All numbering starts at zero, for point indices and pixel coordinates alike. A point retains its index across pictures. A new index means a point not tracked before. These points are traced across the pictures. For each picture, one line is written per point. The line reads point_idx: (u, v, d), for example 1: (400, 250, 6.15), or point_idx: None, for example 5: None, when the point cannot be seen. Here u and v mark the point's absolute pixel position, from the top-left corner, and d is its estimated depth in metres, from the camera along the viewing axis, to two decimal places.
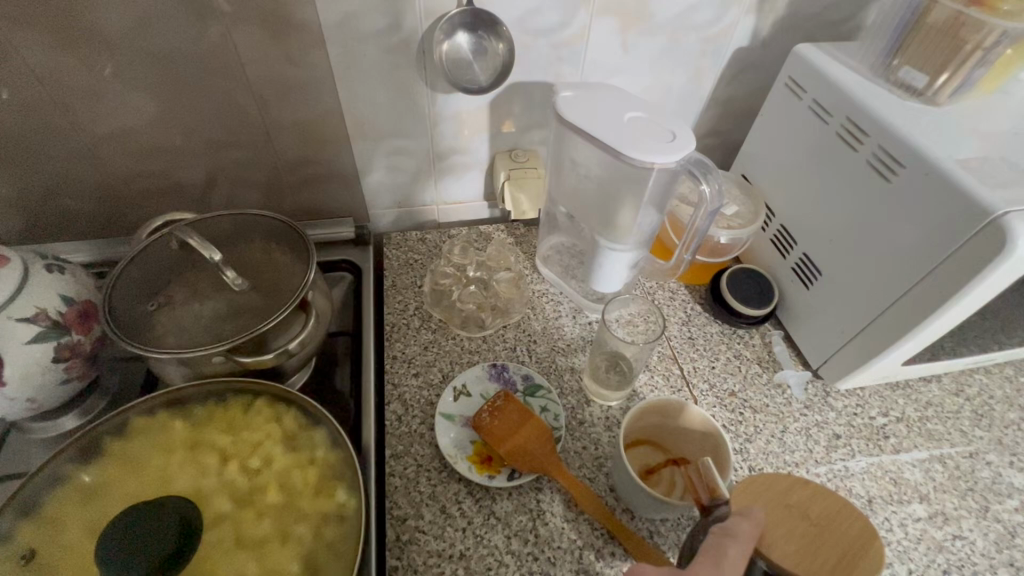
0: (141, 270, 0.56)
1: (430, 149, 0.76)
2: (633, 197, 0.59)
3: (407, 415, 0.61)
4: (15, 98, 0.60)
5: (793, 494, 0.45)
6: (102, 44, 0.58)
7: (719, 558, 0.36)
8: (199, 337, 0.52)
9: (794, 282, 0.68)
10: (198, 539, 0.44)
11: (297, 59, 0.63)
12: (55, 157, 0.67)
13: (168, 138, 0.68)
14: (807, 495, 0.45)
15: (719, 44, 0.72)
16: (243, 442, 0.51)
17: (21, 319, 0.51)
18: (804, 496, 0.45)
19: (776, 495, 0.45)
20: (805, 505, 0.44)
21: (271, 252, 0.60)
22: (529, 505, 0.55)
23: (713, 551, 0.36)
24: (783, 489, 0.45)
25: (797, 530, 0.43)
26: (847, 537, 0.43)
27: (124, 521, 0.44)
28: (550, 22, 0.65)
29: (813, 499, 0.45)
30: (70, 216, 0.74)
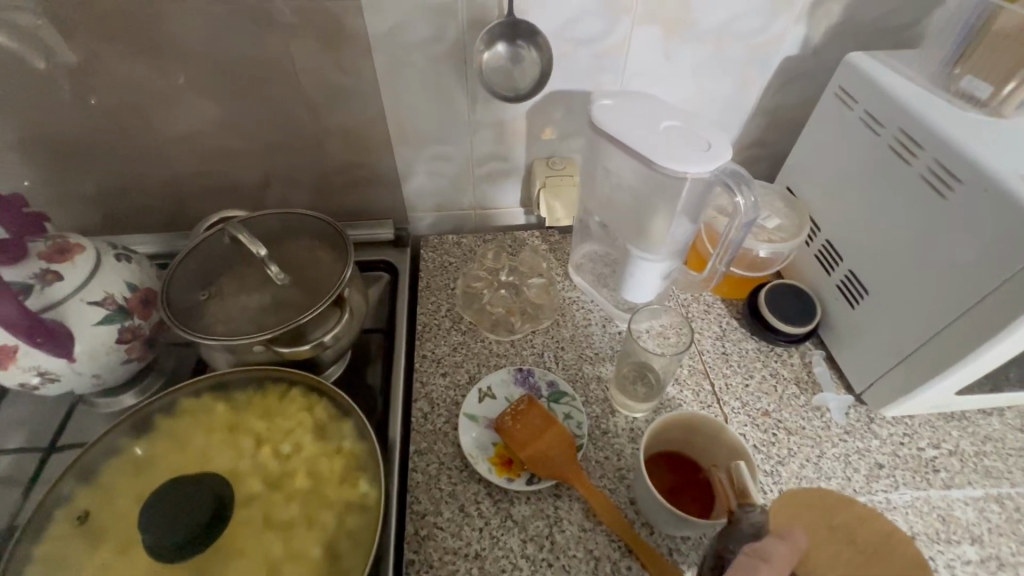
0: (198, 262, 0.60)
1: (469, 155, 0.78)
2: (666, 206, 0.58)
3: (433, 413, 0.62)
4: (99, 103, 0.67)
5: (838, 515, 0.43)
6: (175, 55, 0.63)
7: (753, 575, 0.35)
8: (244, 326, 0.55)
9: (838, 300, 0.65)
10: (230, 517, 0.47)
11: (347, 67, 0.66)
12: (130, 157, 0.73)
13: (229, 141, 0.73)
14: (853, 518, 0.42)
15: (765, 52, 0.70)
16: (277, 428, 0.53)
17: (91, 302, 0.56)
18: (851, 519, 0.42)
19: (819, 515, 0.43)
20: (852, 530, 0.42)
21: (314, 250, 0.63)
22: (547, 511, 0.55)
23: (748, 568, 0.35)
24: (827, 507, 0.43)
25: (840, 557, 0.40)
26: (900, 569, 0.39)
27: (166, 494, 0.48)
28: (590, 33, 0.66)
29: (860, 523, 0.42)
30: (142, 210, 0.80)
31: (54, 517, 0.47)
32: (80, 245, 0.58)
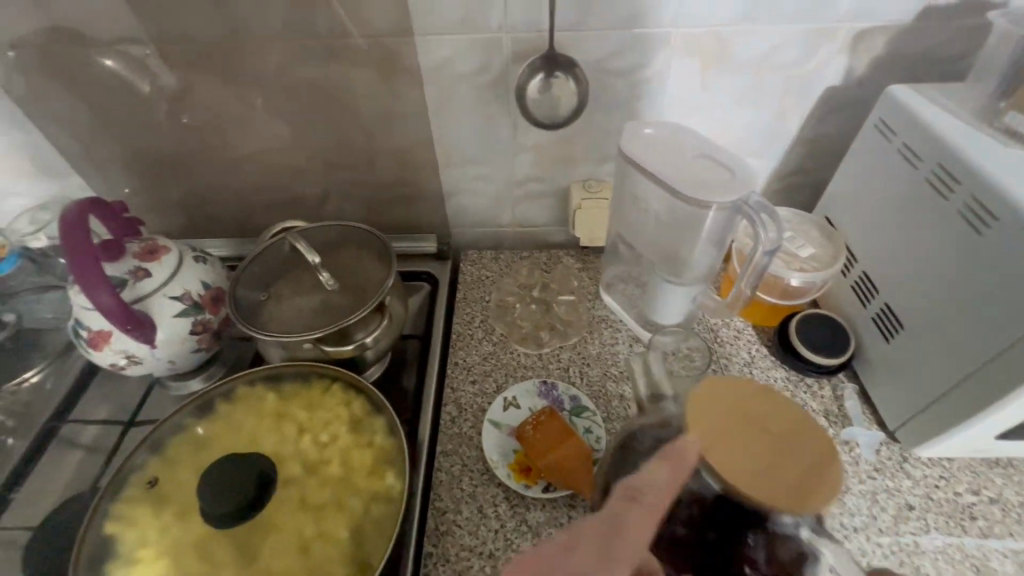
0: (261, 268, 0.68)
1: (509, 176, 0.82)
2: (690, 234, 0.60)
3: (460, 418, 0.66)
4: (190, 123, 0.77)
5: (754, 407, 0.41)
6: (255, 83, 0.72)
7: (607, 547, 0.32)
8: (296, 326, 0.62)
9: (873, 334, 0.64)
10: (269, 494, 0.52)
11: (401, 95, 0.73)
12: (211, 170, 0.83)
13: (294, 158, 0.82)
14: (767, 410, 0.41)
15: (806, 82, 0.71)
16: (317, 419, 0.58)
17: (172, 297, 0.65)
18: (766, 411, 0.41)
19: (738, 404, 0.41)
20: (766, 420, 0.40)
21: (362, 260, 0.69)
22: (561, 520, 0.57)
23: (604, 534, 0.32)
24: (748, 400, 0.42)
25: (744, 439, 0.38)
26: (801, 463, 0.37)
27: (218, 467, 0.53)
28: (627, 64, 0.69)
29: (773, 415, 0.41)
30: (218, 218, 0.90)
31: (129, 480, 0.54)
32: (167, 246, 0.67)
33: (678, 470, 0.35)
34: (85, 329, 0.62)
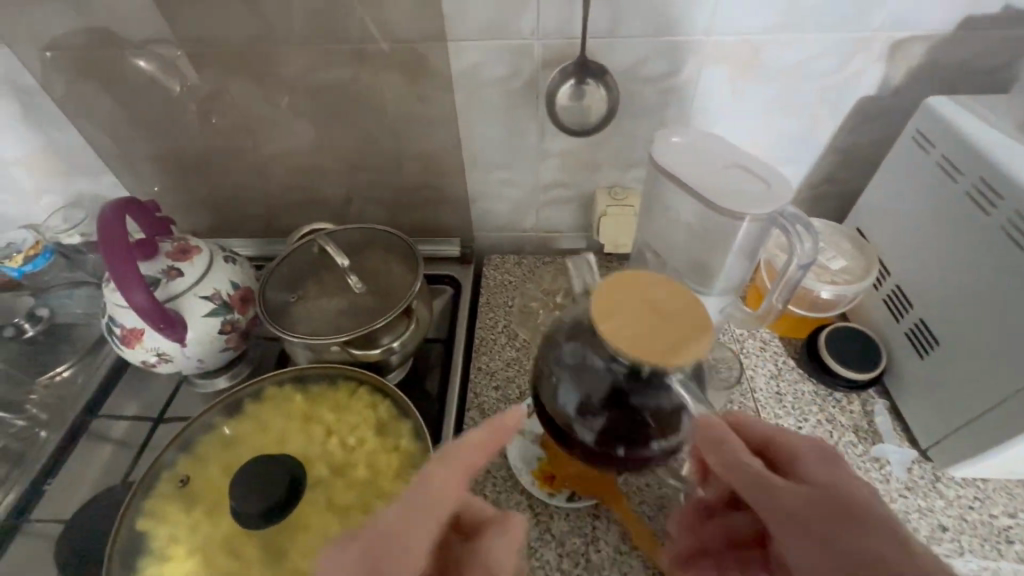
0: (289, 269, 0.69)
1: (534, 181, 0.82)
2: (722, 245, 0.59)
3: (483, 423, 0.66)
4: (221, 124, 0.78)
5: (653, 290, 0.46)
6: (287, 87, 0.73)
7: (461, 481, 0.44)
8: (323, 328, 0.63)
9: (907, 350, 0.63)
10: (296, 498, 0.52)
11: (430, 100, 0.73)
12: (239, 170, 0.84)
13: (321, 160, 0.82)
14: (664, 292, 0.45)
15: (839, 92, 0.70)
16: (344, 421, 0.58)
17: (203, 297, 0.66)
18: (662, 293, 0.45)
19: (638, 292, 0.45)
20: (661, 300, 0.45)
21: (388, 263, 0.70)
22: (584, 529, 0.57)
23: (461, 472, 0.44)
24: (647, 286, 0.46)
25: (632, 315, 0.43)
26: (677, 329, 0.43)
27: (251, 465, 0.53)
28: (658, 72, 0.68)
29: (668, 295, 0.45)
30: (243, 217, 0.92)
31: (160, 478, 0.54)
32: (198, 247, 0.68)
33: (499, 431, 0.48)
34: (118, 327, 0.63)
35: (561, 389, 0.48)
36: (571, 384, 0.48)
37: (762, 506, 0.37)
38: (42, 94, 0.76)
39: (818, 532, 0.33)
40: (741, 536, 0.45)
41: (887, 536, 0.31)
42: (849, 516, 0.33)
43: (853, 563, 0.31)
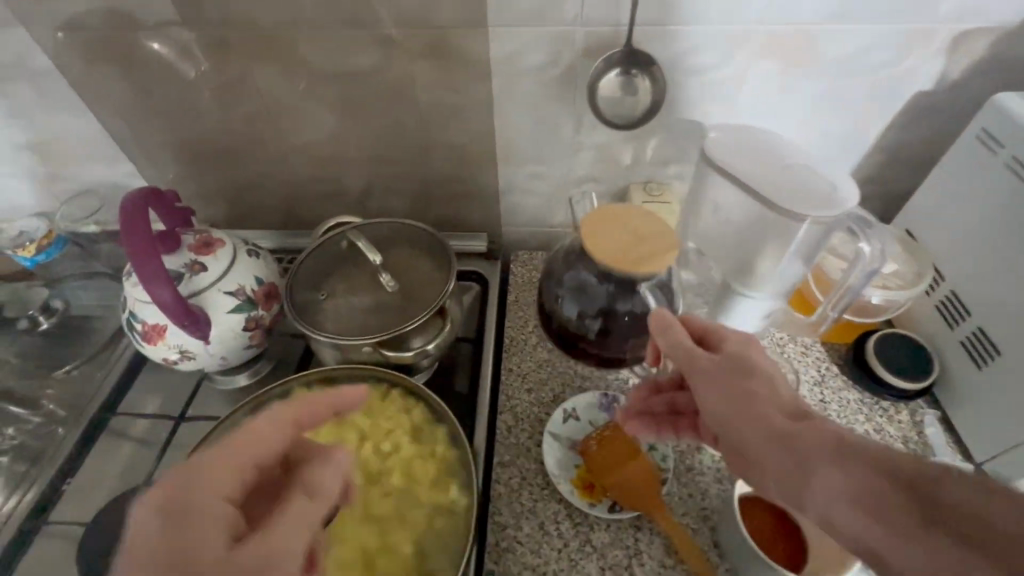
0: (316, 264, 0.66)
1: (566, 176, 0.79)
2: (775, 246, 0.55)
3: (517, 428, 0.64)
4: (242, 112, 0.75)
5: (631, 219, 0.63)
6: (313, 74, 0.69)
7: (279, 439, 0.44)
8: (353, 328, 0.61)
9: (963, 359, 0.60)
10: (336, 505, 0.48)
11: (462, 90, 0.70)
12: (258, 160, 0.81)
13: (344, 151, 0.79)
14: (639, 219, 0.63)
15: (895, 87, 0.66)
16: (378, 426, 0.56)
17: (227, 292, 0.63)
18: (637, 221, 0.63)
19: (618, 222, 0.63)
20: (637, 227, 0.62)
21: (419, 260, 0.67)
22: (626, 542, 0.55)
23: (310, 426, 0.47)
24: (625, 216, 0.63)
25: (618, 236, 0.61)
26: (653, 246, 0.60)
27: None
28: (705, 62, 0.65)
29: (641, 221, 0.63)
30: (262, 207, 0.89)
31: None
32: (222, 240, 0.65)
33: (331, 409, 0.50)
34: (139, 323, 0.61)
35: (564, 302, 0.67)
36: (573, 301, 0.65)
37: (687, 369, 0.44)
38: (56, 77, 0.73)
39: (724, 387, 0.40)
40: (680, 407, 0.56)
41: (771, 393, 0.39)
42: (748, 376, 0.40)
43: (743, 414, 0.38)
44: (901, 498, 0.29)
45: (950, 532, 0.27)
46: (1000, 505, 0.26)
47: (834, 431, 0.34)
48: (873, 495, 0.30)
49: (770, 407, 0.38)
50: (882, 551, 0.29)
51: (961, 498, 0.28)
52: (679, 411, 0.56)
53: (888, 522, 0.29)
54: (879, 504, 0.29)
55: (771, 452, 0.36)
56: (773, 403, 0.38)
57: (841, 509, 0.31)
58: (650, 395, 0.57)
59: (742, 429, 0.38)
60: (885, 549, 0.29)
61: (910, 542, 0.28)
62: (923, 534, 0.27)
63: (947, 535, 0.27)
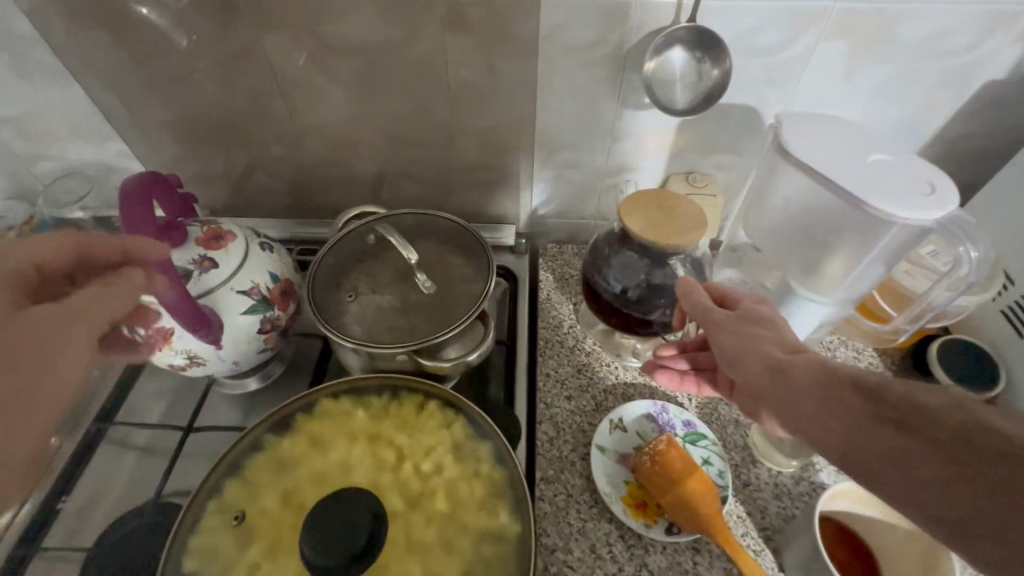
0: (339, 260, 0.60)
1: (602, 165, 0.73)
2: (850, 249, 0.50)
3: (559, 440, 0.59)
4: (249, 87, 0.67)
5: (670, 199, 0.58)
6: (331, 47, 0.62)
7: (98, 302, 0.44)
8: (382, 332, 0.55)
9: None
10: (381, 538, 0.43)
11: (498, 68, 0.63)
12: (265, 141, 0.74)
13: (360, 133, 0.72)
14: (678, 201, 0.58)
15: (968, 74, 0.61)
16: (417, 443, 0.50)
17: (239, 291, 0.56)
18: (675, 202, 0.58)
19: (655, 198, 0.58)
20: (672, 206, 0.58)
21: (452, 258, 0.61)
22: (685, 566, 0.51)
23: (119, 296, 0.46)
24: (664, 196, 0.59)
25: (648, 214, 0.56)
26: (684, 223, 0.55)
27: (322, 504, 0.44)
28: (768, 43, 0.59)
29: (679, 203, 0.58)
30: (266, 193, 0.81)
31: (207, 509, 0.46)
32: (232, 233, 0.58)
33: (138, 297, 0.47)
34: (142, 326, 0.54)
35: (605, 276, 0.61)
36: (619, 274, 0.60)
37: (701, 321, 0.47)
38: (38, 43, 0.64)
39: (733, 328, 0.45)
40: (703, 365, 0.57)
41: (770, 334, 0.43)
42: (755, 323, 0.45)
43: (743, 354, 0.43)
44: (858, 402, 0.34)
45: (891, 423, 0.32)
46: (933, 400, 0.31)
47: (819, 359, 0.38)
48: (835, 400, 0.35)
49: (767, 344, 0.42)
50: (838, 445, 0.34)
51: (903, 398, 0.32)
52: (700, 369, 0.57)
53: (847, 421, 0.34)
54: (841, 408, 0.35)
55: (760, 379, 0.41)
56: (771, 342, 0.42)
57: (811, 416, 0.36)
58: (674, 353, 0.58)
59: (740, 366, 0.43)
60: (843, 443, 0.34)
61: (860, 432, 0.33)
62: (869, 426, 0.33)
63: (887, 425, 0.32)
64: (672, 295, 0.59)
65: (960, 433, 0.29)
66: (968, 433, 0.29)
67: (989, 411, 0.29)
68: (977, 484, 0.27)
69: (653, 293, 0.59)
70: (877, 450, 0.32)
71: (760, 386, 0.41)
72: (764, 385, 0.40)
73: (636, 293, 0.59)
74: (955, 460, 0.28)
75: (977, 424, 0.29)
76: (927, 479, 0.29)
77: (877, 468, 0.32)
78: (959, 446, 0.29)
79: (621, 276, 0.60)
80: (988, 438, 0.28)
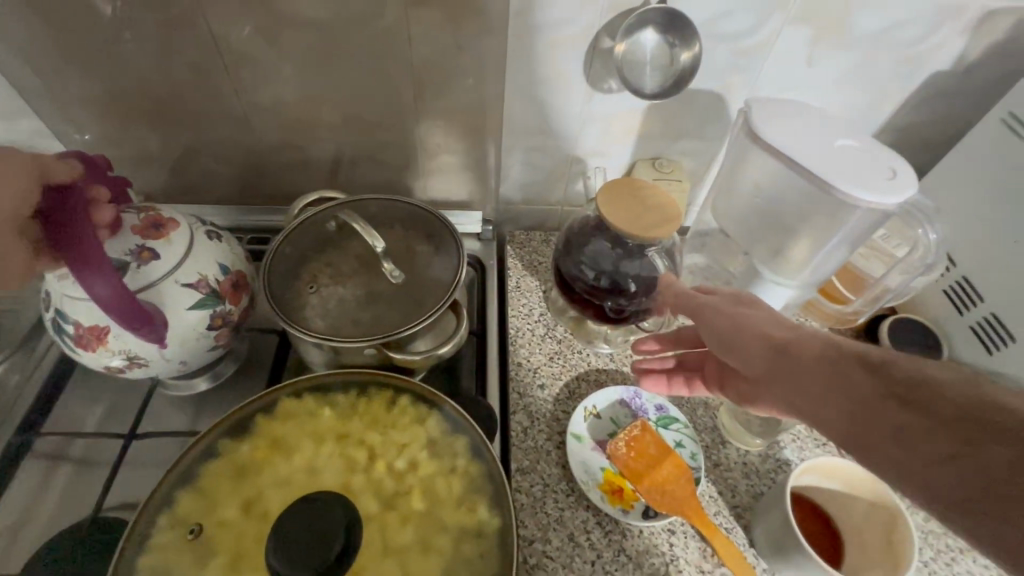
0: (296, 248, 0.56)
1: (570, 150, 0.72)
2: (815, 232, 0.52)
3: (534, 429, 0.59)
4: (189, 61, 0.61)
5: (644, 189, 0.58)
6: (283, 19, 0.57)
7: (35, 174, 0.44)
8: (346, 325, 0.52)
9: (971, 344, 0.61)
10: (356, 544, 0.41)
11: (466, 46, 0.60)
12: (209, 121, 0.67)
13: (316, 114, 0.67)
14: (652, 193, 0.58)
15: (917, 66, 0.64)
16: (389, 441, 0.48)
17: (185, 285, 0.51)
18: (650, 193, 0.57)
19: (629, 188, 0.58)
20: (647, 197, 0.57)
21: (420, 246, 0.58)
22: (662, 548, 0.52)
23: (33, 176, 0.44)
24: (637, 186, 0.58)
25: (623, 204, 0.56)
26: (658, 215, 0.55)
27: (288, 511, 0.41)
28: (735, 28, 0.59)
29: (653, 195, 0.57)
30: (212, 178, 0.75)
31: (158, 523, 0.42)
32: (175, 220, 0.53)
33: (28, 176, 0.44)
34: (71, 325, 0.49)
35: (578, 263, 0.60)
36: (591, 260, 0.59)
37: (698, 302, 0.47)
38: None
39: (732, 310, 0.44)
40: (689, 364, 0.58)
41: (769, 314, 0.43)
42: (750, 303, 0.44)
43: (739, 335, 0.43)
44: (861, 378, 0.34)
45: (895, 399, 0.32)
46: (941, 377, 0.32)
47: (819, 337, 0.39)
48: (840, 377, 0.35)
49: (764, 322, 0.42)
50: (840, 422, 0.35)
51: (912, 374, 0.33)
52: (687, 368, 0.58)
53: (852, 397, 0.34)
54: (843, 384, 0.35)
55: (762, 357, 0.40)
56: (768, 321, 0.42)
57: (812, 393, 0.37)
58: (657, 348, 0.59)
59: (736, 344, 0.43)
60: (845, 418, 0.34)
61: (865, 410, 0.33)
62: (875, 403, 0.33)
63: (892, 401, 0.32)
64: (646, 283, 0.58)
65: (968, 411, 0.29)
66: (977, 410, 0.29)
67: (997, 388, 0.30)
68: (985, 461, 0.28)
69: (625, 282, 0.58)
70: (883, 426, 0.32)
71: (758, 364, 0.41)
72: (762, 362, 0.40)
73: (607, 281, 0.58)
74: (963, 436, 0.29)
75: (985, 400, 0.29)
76: (932, 455, 0.30)
77: (881, 443, 0.32)
78: (966, 423, 0.29)
79: (594, 263, 0.59)
80: (998, 415, 0.28)
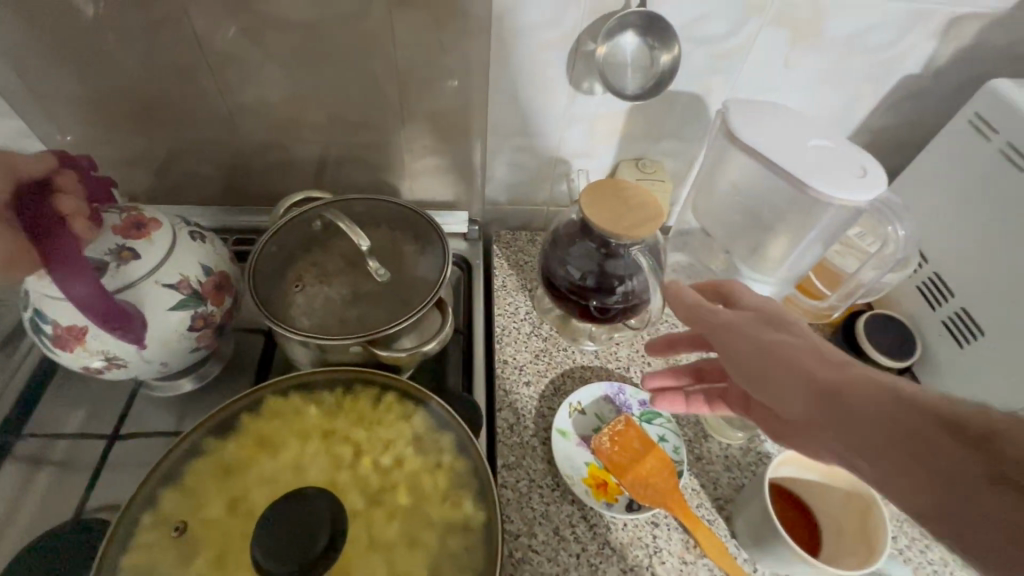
0: (282, 247, 0.56)
1: (555, 151, 0.73)
2: (792, 228, 0.54)
3: (520, 426, 0.59)
4: (172, 62, 0.61)
5: (626, 189, 0.59)
6: (267, 20, 0.57)
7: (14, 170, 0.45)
8: (332, 323, 0.52)
9: (943, 338, 0.63)
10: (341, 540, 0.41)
11: (450, 47, 0.61)
12: (193, 122, 0.67)
13: (301, 114, 0.67)
14: (634, 192, 0.59)
15: (889, 69, 0.66)
16: (376, 437, 0.48)
17: (167, 285, 0.51)
18: (633, 193, 0.59)
19: (612, 188, 0.59)
20: (629, 196, 0.58)
21: (407, 245, 0.58)
22: (645, 540, 0.53)
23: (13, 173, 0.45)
24: (619, 185, 0.59)
25: (605, 203, 0.57)
26: (640, 214, 0.56)
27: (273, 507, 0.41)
28: (713, 31, 0.61)
29: (634, 194, 0.59)
30: (197, 179, 0.75)
31: (141, 522, 0.42)
32: (156, 220, 0.53)
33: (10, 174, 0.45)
34: (49, 325, 0.48)
35: (562, 261, 0.61)
36: (576, 258, 0.60)
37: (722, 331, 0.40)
38: None
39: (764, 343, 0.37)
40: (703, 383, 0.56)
41: (808, 346, 0.36)
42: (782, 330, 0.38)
43: (778, 377, 0.36)
44: (955, 451, 0.28)
45: (1001, 480, 0.26)
46: None
47: (875, 379, 0.32)
48: (920, 443, 0.29)
49: (805, 358, 0.35)
50: (924, 497, 0.29)
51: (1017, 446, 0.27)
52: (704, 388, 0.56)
53: (941, 473, 0.28)
54: (933, 457, 0.28)
55: (810, 407, 0.34)
56: (808, 354, 0.36)
57: (880, 456, 0.31)
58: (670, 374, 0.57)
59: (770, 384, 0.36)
60: (937, 500, 0.28)
61: (958, 489, 0.28)
62: (971, 481, 0.27)
63: (1002, 485, 0.26)
64: (628, 281, 0.59)
65: None
66: None
67: None
68: None
69: (609, 280, 0.59)
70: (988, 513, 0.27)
71: (803, 410, 0.35)
72: (810, 411, 0.34)
73: (591, 279, 0.59)
74: None
75: None
76: None
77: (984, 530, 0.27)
78: None
79: (579, 261, 0.60)
80: None
